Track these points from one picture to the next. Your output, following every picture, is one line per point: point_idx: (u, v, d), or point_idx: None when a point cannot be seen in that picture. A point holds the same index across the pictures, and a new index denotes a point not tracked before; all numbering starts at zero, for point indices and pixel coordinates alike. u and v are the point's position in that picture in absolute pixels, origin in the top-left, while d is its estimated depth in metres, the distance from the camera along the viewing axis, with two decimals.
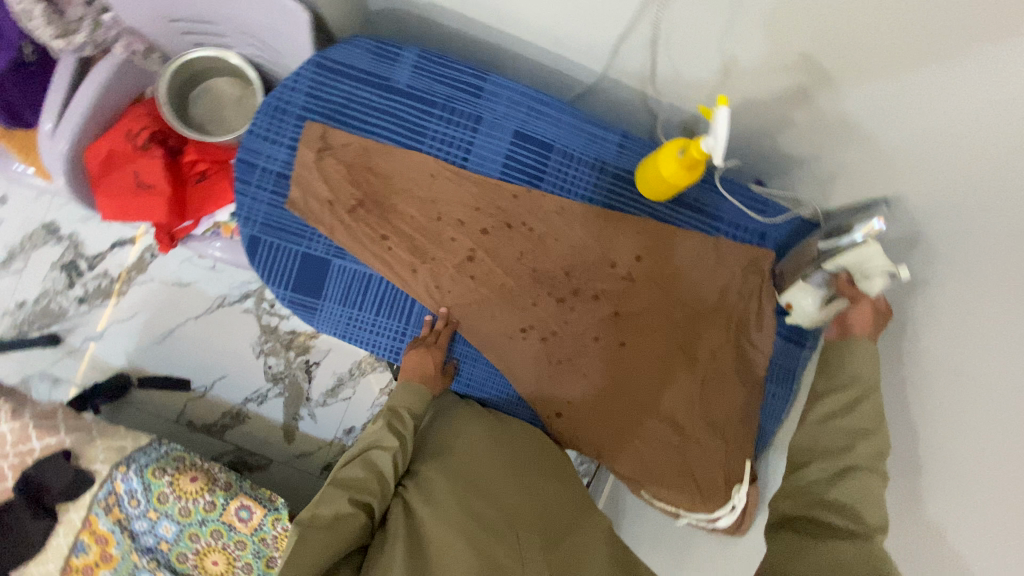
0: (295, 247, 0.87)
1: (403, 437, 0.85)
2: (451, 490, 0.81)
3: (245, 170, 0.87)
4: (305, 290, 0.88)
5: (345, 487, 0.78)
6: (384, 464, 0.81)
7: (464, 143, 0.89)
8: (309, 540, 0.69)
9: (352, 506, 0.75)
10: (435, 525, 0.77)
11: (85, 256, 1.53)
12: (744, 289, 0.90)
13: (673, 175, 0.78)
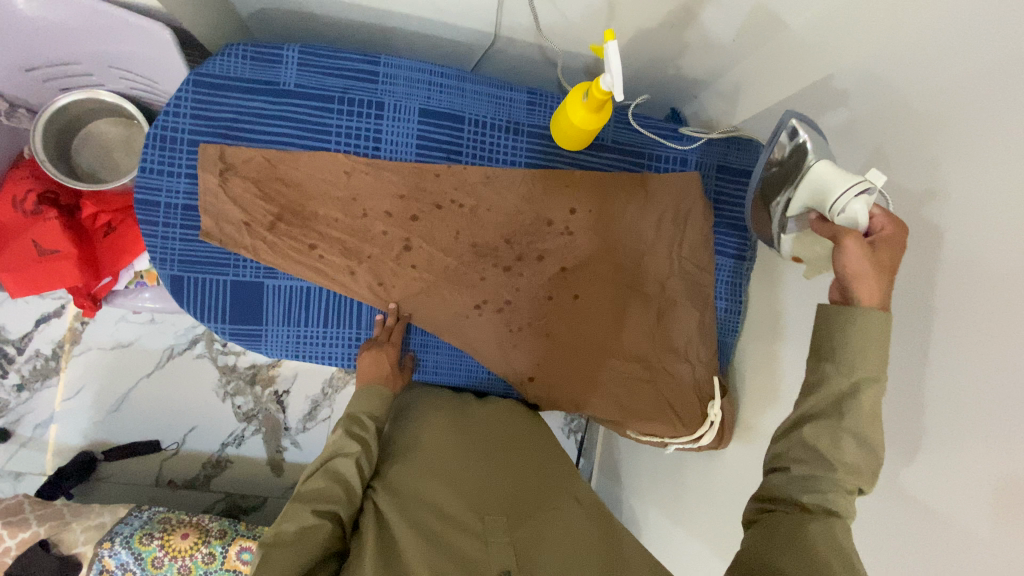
0: (223, 277, 0.84)
1: (365, 442, 0.79)
2: (417, 484, 0.75)
3: (147, 210, 0.82)
4: (245, 318, 0.85)
5: (309, 499, 0.71)
6: (348, 470, 0.75)
7: (371, 134, 0.86)
8: (274, 556, 0.62)
9: (319, 516, 0.69)
10: (397, 519, 0.70)
11: (10, 341, 1.43)
12: (677, 216, 0.92)
13: (583, 121, 0.77)
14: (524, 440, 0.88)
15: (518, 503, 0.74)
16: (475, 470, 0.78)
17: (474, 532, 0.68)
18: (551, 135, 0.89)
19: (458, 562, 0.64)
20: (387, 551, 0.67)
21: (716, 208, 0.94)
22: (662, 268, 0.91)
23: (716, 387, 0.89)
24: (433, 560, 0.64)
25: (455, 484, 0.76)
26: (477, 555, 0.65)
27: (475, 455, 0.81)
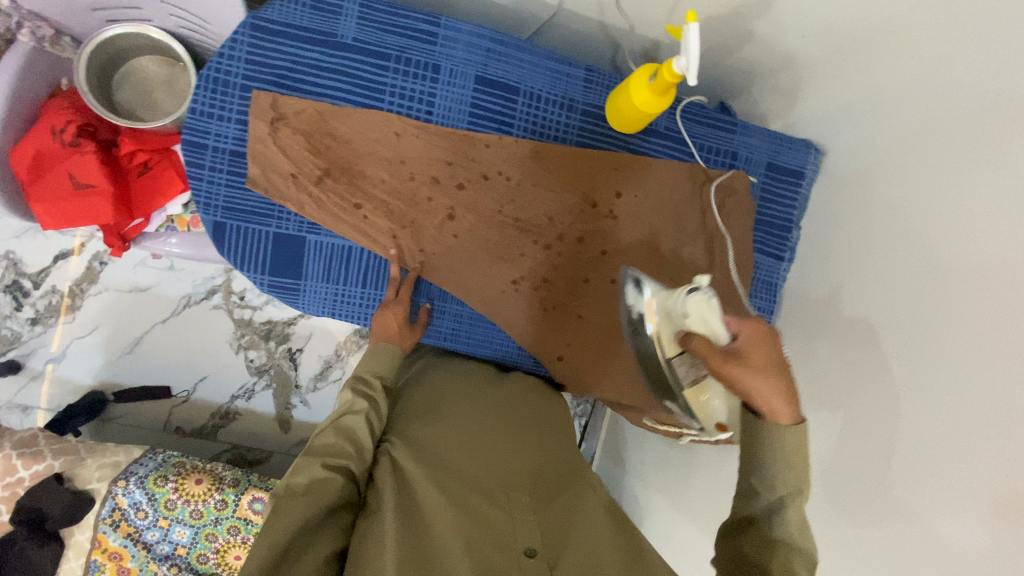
0: (265, 228, 0.83)
1: (372, 399, 0.80)
2: (440, 451, 0.76)
3: (194, 152, 0.81)
4: (284, 272, 0.85)
5: (319, 455, 0.72)
6: (356, 428, 0.75)
7: (425, 97, 0.85)
8: (285, 504, 0.64)
9: (327, 471, 0.70)
10: (421, 481, 0.71)
11: (28, 274, 1.42)
12: (722, 209, 0.91)
13: (645, 102, 0.77)
14: (544, 418, 0.88)
15: (540, 482, 0.75)
16: (498, 444, 0.79)
17: (499, 504, 0.69)
18: (606, 115, 0.88)
19: (483, 532, 0.65)
20: (409, 513, 0.68)
21: (760, 206, 0.94)
22: (701, 260, 0.90)
23: None
24: (459, 527, 0.65)
25: (479, 455, 0.76)
26: (502, 528, 0.66)
27: (497, 430, 0.82)
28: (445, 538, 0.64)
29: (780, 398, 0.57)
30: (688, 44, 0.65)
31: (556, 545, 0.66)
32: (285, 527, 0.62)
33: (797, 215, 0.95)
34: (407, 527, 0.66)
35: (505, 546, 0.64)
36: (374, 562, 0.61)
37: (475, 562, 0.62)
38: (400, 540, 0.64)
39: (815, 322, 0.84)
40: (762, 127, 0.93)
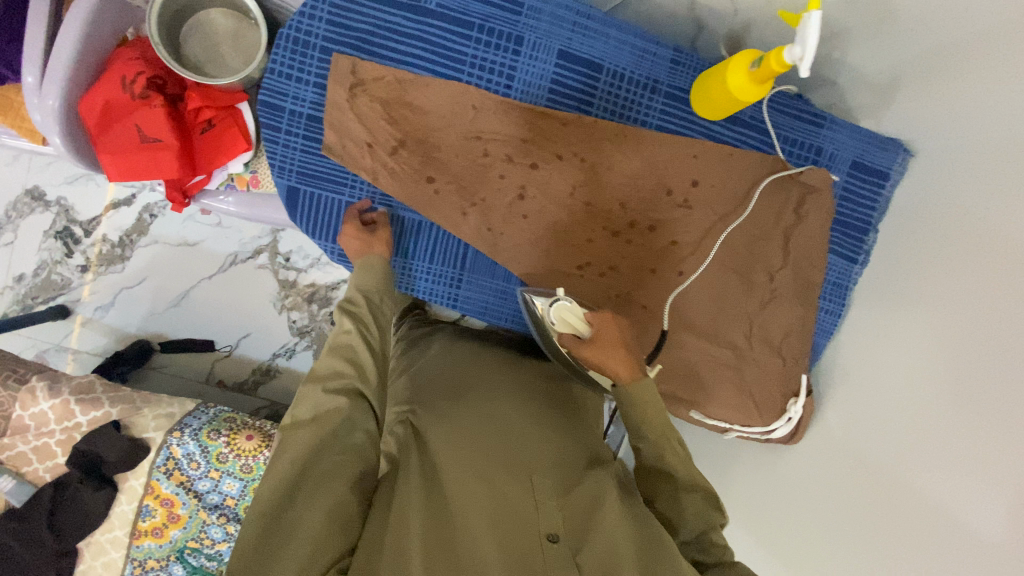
0: (339, 197, 0.84)
1: (362, 318, 0.77)
2: (463, 428, 0.75)
3: (271, 114, 0.80)
4: None
5: (321, 379, 0.71)
6: (352, 348, 0.74)
7: (505, 70, 0.82)
8: (293, 437, 0.66)
9: (329, 394, 0.69)
10: (445, 457, 0.70)
11: (79, 222, 1.43)
12: (800, 206, 0.88)
13: (740, 90, 0.73)
14: (563, 405, 0.87)
15: (562, 462, 0.73)
16: (521, 425, 0.78)
17: (521, 484, 0.67)
18: (691, 100, 0.84)
19: (504, 513, 0.64)
20: (431, 485, 0.67)
21: (840, 205, 0.90)
22: (773, 258, 0.88)
23: (803, 384, 0.90)
24: (480, 506, 0.64)
25: (501, 434, 0.75)
26: (524, 508, 0.65)
27: (520, 411, 0.81)
28: (466, 517, 0.63)
29: (621, 366, 0.71)
30: (806, 33, 0.61)
31: (580, 530, 0.64)
32: (293, 459, 0.64)
33: (876, 218, 0.91)
34: (429, 500, 0.66)
35: (526, 528, 0.63)
36: (396, 531, 0.62)
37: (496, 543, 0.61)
38: (422, 513, 0.64)
39: (889, 330, 0.83)
40: (849, 125, 0.89)
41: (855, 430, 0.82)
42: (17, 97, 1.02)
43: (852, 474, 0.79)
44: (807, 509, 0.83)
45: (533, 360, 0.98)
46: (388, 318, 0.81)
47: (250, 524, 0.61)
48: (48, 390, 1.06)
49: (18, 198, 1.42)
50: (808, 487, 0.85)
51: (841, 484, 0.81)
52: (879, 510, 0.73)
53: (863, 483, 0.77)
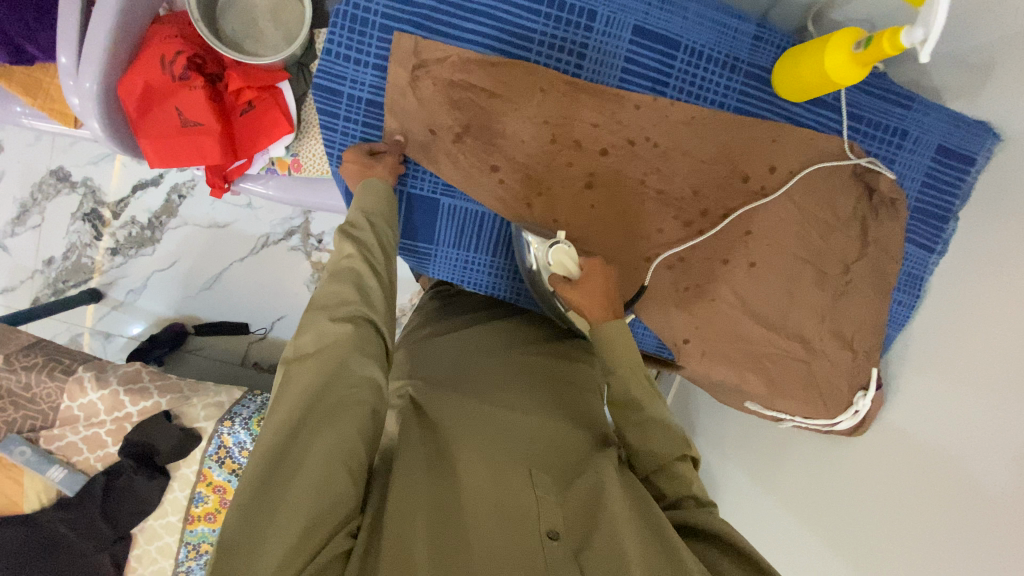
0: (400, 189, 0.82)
1: (367, 244, 0.72)
2: (467, 416, 0.73)
3: (329, 99, 0.76)
4: (418, 235, 0.85)
5: (325, 307, 0.68)
6: (357, 273, 0.70)
7: (576, 48, 0.76)
8: (296, 371, 0.63)
9: (336, 323, 0.66)
10: (451, 442, 0.68)
11: (106, 204, 1.40)
12: (878, 194, 0.84)
13: (840, 73, 0.68)
14: (569, 397, 0.82)
15: (564, 455, 0.69)
16: (524, 410, 0.75)
17: (520, 465, 0.65)
18: (773, 81, 0.79)
19: (503, 492, 0.61)
20: (432, 468, 0.65)
21: (919, 192, 0.86)
22: (850, 248, 0.84)
23: (874, 378, 0.86)
24: (482, 497, 0.61)
25: (503, 420, 0.73)
26: (521, 488, 0.62)
27: (523, 397, 0.79)
28: (469, 497, 0.61)
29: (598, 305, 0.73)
30: (931, 15, 0.56)
31: (581, 524, 0.60)
32: (297, 397, 0.62)
33: (957, 206, 0.86)
34: (431, 483, 0.63)
35: (522, 508, 0.60)
36: (396, 511, 0.60)
37: (497, 524, 0.58)
38: (423, 494, 0.62)
39: (965, 326, 0.79)
40: (937, 106, 0.83)
41: (923, 426, 0.81)
42: (46, 78, 0.98)
43: (914, 468, 0.79)
44: (862, 501, 0.83)
45: (536, 344, 0.93)
46: (393, 243, 0.76)
47: (249, 469, 0.58)
48: (95, 381, 1.05)
49: (43, 179, 1.39)
50: (864, 480, 0.85)
51: (901, 478, 0.80)
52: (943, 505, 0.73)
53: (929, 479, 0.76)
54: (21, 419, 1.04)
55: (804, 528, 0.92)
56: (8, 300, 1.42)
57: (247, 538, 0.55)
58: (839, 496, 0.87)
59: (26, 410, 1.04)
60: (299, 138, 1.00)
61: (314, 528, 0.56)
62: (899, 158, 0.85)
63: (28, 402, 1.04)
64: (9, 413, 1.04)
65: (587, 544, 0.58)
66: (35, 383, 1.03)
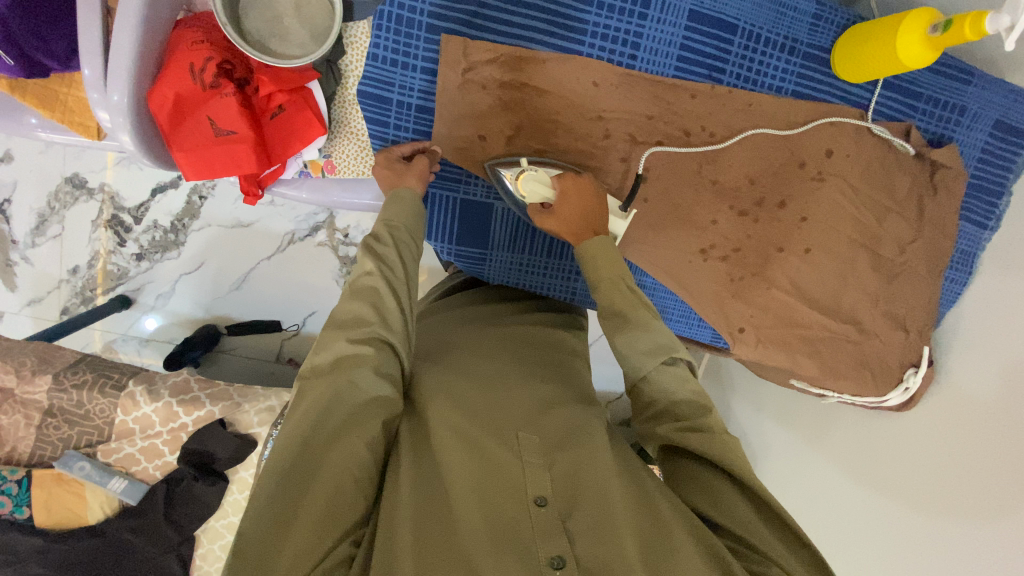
0: (452, 196, 0.81)
1: (389, 259, 0.69)
2: (458, 392, 0.67)
3: (377, 106, 0.75)
4: (470, 241, 0.84)
5: (342, 326, 0.65)
6: (377, 291, 0.66)
7: (630, 37, 0.73)
8: (310, 387, 0.60)
9: (353, 343, 0.63)
10: (437, 421, 0.62)
11: (127, 209, 1.37)
12: (936, 176, 0.82)
13: (911, 58, 0.66)
14: (561, 362, 0.77)
15: (556, 421, 0.64)
16: (527, 389, 0.68)
17: (508, 443, 0.60)
18: (833, 61, 0.77)
19: (493, 478, 0.57)
20: (420, 455, 0.60)
21: (976, 168, 0.84)
22: (905, 230, 0.84)
23: (926, 356, 0.86)
24: (466, 475, 0.57)
25: (500, 398, 0.66)
26: (513, 473, 0.57)
27: (525, 372, 0.72)
28: (457, 484, 0.56)
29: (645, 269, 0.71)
30: None
31: (570, 491, 0.57)
32: (307, 412, 0.58)
33: (1011, 181, 0.85)
34: (418, 471, 0.58)
35: (512, 493, 0.55)
36: (388, 509, 0.55)
37: (485, 514, 0.54)
38: (412, 486, 0.57)
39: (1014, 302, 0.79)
40: (997, 78, 0.81)
41: (962, 405, 0.81)
42: (63, 88, 0.92)
43: (954, 454, 0.78)
44: (907, 490, 0.82)
45: (537, 309, 0.87)
46: (416, 256, 0.72)
47: (259, 486, 0.54)
48: (147, 394, 1.05)
49: (59, 187, 1.36)
50: (905, 468, 0.84)
51: (943, 466, 0.79)
52: (981, 484, 0.73)
53: (968, 461, 0.76)
54: (76, 435, 1.05)
55: (848, 523, 0.90)
56: (37, 311, 1.42)
57: (256, 557, 0.50)
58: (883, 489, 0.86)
59: (80, 426, 1.05)
60: (332, 138, 0.99)
61: (316, 540, 0.52)
62: (957, 135, 0.83)
63: (83, 418, 1.05)
64: (64, 430, 1.05)
65: (595, 533, 0.53)
66: (88, 400, 1.04)
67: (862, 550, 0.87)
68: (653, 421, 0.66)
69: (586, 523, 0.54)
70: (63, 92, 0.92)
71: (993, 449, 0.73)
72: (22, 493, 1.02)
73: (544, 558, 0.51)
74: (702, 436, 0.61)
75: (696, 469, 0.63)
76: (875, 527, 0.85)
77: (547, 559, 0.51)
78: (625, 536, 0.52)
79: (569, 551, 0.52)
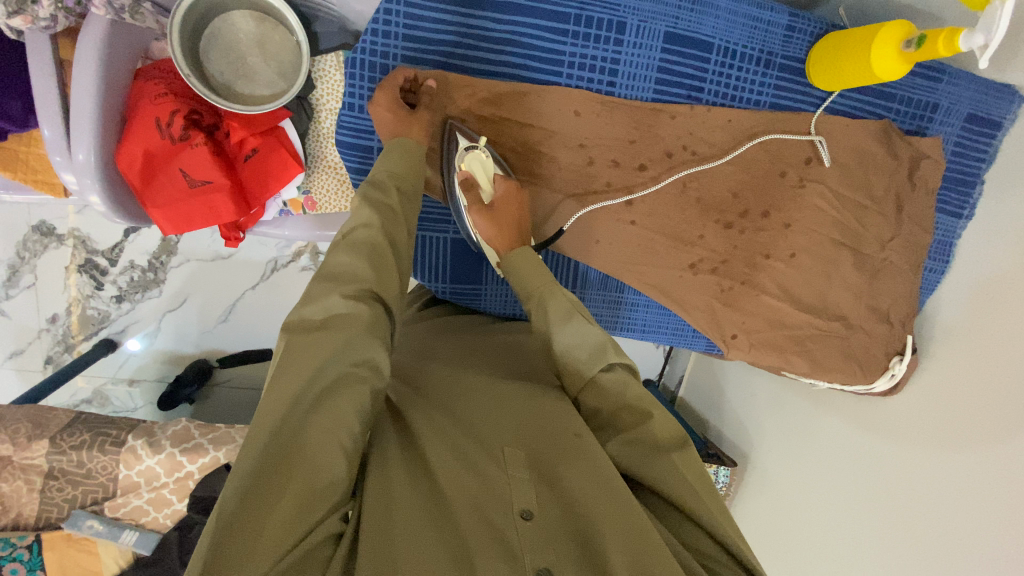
0: (442, 236, 0.81)
1: (387, 209, 0.62)
2: (450, 403, 0.63)
3: (359, 153, 0.74)
4: (464, 278, 0.83)
5: (335, 279, 0.57)
6: (375, 245, 0.59)
7: (608, 64, 0.73)
8: (298, 347, 0.52)
9: (348, 302, 0.55)
10: (427, 436, 0.58)
11: (100, 251, 1.34)
12: (912, 174, 0.84)
13: (884, 72, 0.67)
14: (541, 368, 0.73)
15: (550, 424, 0.60)
16: (520, 392, 0.65)
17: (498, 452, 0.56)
18: (808, 70, 0.77)
19: (480, 487, 0.52)
20: (411, 462, 0.55)
21: (949, 161, 0.87)
22: (884, 227, 0.86)
23: (909, 344, 0.89)
24: (457, 482, 0.52)
25: (494, 405, 0.63)
26: (501, 484, 0.52)
27: (514, 382, 0.68)
28: (452, 494, 0.51)
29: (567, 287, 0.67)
30: (995, 21, 0.56)
31: (557, 501, 0.53)
32: (300, 371, 0.51)
33: (983, 170, 0.88)
34: (412, 481, 0.53)
35: (498, 501, 0.51)
36: (377, 511, 0.49)
37: (476, 518, 0.50)
38: (406, 494, 0.52)
39: (995, 292, 0.81)
40: (967, 74, 0.83)
41: (947, 392, 0.85)
42: (21, 148, 0.88)
43: (941, 455, 0.82)
44: (903, 478, 0.86)
45: (522, 325, 0.84)
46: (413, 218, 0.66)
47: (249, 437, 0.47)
48: (149, 447, 1.04)
49: (26, 236, 1.31)
50: (900, 477, 0.87)
51: (947, 471, 0.81)
52: (972, 490, 0.78)
53: (955, 474, 0.80)
54: (81, 494, 1.04)
55: (841, 521, 0.94)
56: (20, 363, 1.38)
57: (237, 532, 0.43)
58: (878, 478, 0.90)
59: (84, 485, 1.04)
60: (309, 174, 0.97)
61: (301, 515, 0.45)
62: (931, 132, 0.85)
63: (85, 477, 1.03)
64: (68, 491, 1.04)
65: (582, 549, 0.49)
66: (88, 459, 1.03)
67: (852, 544, 0.92)
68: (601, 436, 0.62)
69: (578, 538, 0.50)
70: (17, 152, 0.88)
71: (987, 445, 0.77)
72: (34, 558, 1.02)
73: (531, 568, 0.46)
74: (646, 458, 0.57)
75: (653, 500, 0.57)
76: (868, 514, 0.90)
77: (535, 569, 0.46)
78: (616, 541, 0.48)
79: (558, 564, 0.47)
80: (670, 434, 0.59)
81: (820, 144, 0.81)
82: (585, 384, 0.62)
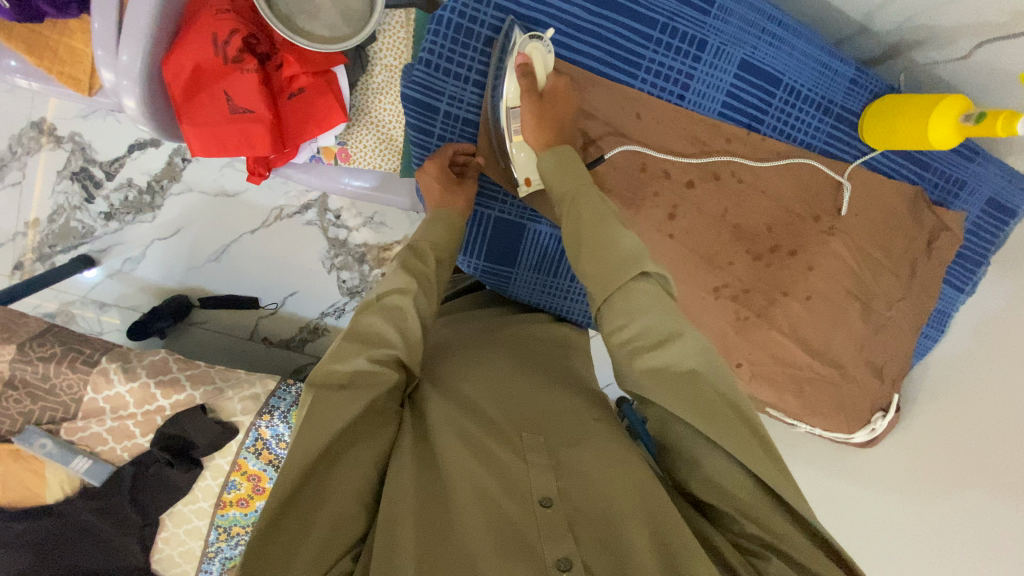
0: (487, 212, 0.80)
1: (423, 278, 0.64)
2: (462, 389, 0.62)
3: (423, 113, 0.73)
4: (499, 259, 0.83)
5: (361, 341, 0.55)
6: (402, 312, 0.58)
7: (681, 78, 0.75)
8: (323, 405, 0.50)
9: (373, 365, 0.53)
10: (437, 424, 0.56)
11: (99, 162, 1.27)
12: (930, 243, 0.89)
13: (937, 140, 0.72)
14: (553, 360, 0.71)
15: (563, 420, 0.59)
16: (529, 381, 0.64)
17: (511, 440, 0.55)
18: (861, 125, 0.81)
19: (494, 478, 0.51)
20: (421, 454, 0.54)
21: (965, 238, 0.92)
22: (895, 287, 0.90)
23: (895, 402, 0.93)
24: (472, 473, 0.51)
25: (508, 394, 0.61)
26: (518, 476, 0.52)
27: (525, 369, 0.66)
28: (459, 489, 0.50)
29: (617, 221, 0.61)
30: None
31: (574, 490, 0.51)
32: (320, 419, 0.49)
33: (991, 252, 0.93)
34: (421, 475, 0.52)
35: (515, 493, 0.50)
36: (388, 511, 0.49)
37: (487, 510, 0.49)
38: (414, 484, 0.51)
39: (983, 365, 0.86)
40: (996, 159, 0.88)
41: (924, 449, 0.90)
42: (53, 34, 0.83)
43: None
44: None
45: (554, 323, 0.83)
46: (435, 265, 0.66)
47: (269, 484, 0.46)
48: (123, 373, 0.99)
49: (23, 131, 1.25)
50: None
51: None
52: None
53: None
54: (38, 410, 0.98)
55: None
56: None
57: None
58: None
59: (44, 401, 0.98)
60: (350, 126, 0.94)
61: (322, 555, 0.46)
62: (955, 206, 0.90)
63: (48, 393, 0.98)
64: (26, 405, 0.98)
65: (600, 539, 0.48)
66: (55, 374, 0.97)
67: None
68: (624, 357, 0.56)
69: (596, 529, 0.49)
70: (49, 38, 0.82)
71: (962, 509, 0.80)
72: None
73: (550, 560, 0.46)
74: (677, 383, 0.53)
75: (679, 431, 0.55)
76: None
77: (553, 561, 0.46)
78: (634, 539, 0.48)
79: (576, 553, 0.47)
80: (699, 354, 0.54)
81: (843, 189, 0.83)
82: (616, 290, 0.58)
